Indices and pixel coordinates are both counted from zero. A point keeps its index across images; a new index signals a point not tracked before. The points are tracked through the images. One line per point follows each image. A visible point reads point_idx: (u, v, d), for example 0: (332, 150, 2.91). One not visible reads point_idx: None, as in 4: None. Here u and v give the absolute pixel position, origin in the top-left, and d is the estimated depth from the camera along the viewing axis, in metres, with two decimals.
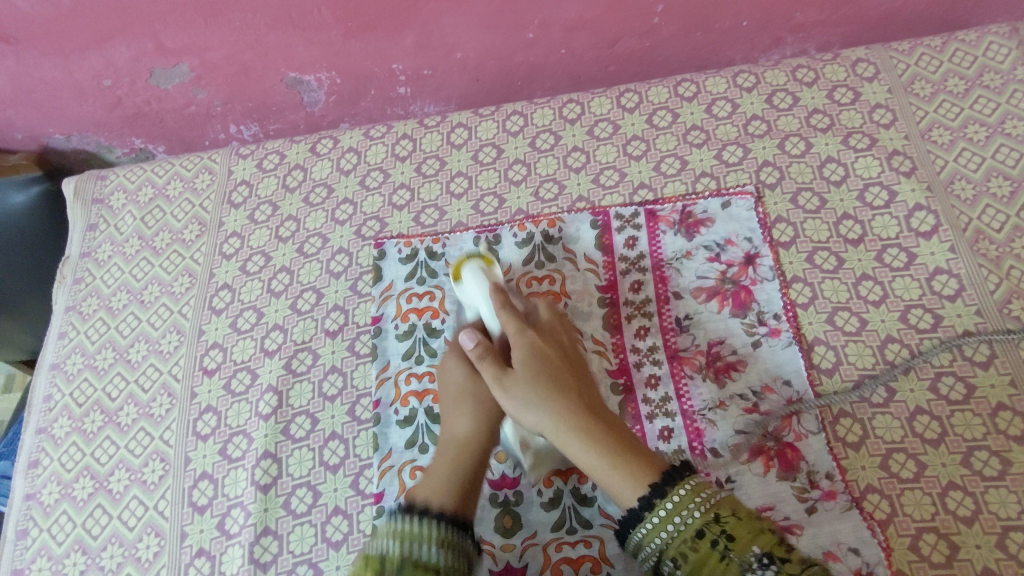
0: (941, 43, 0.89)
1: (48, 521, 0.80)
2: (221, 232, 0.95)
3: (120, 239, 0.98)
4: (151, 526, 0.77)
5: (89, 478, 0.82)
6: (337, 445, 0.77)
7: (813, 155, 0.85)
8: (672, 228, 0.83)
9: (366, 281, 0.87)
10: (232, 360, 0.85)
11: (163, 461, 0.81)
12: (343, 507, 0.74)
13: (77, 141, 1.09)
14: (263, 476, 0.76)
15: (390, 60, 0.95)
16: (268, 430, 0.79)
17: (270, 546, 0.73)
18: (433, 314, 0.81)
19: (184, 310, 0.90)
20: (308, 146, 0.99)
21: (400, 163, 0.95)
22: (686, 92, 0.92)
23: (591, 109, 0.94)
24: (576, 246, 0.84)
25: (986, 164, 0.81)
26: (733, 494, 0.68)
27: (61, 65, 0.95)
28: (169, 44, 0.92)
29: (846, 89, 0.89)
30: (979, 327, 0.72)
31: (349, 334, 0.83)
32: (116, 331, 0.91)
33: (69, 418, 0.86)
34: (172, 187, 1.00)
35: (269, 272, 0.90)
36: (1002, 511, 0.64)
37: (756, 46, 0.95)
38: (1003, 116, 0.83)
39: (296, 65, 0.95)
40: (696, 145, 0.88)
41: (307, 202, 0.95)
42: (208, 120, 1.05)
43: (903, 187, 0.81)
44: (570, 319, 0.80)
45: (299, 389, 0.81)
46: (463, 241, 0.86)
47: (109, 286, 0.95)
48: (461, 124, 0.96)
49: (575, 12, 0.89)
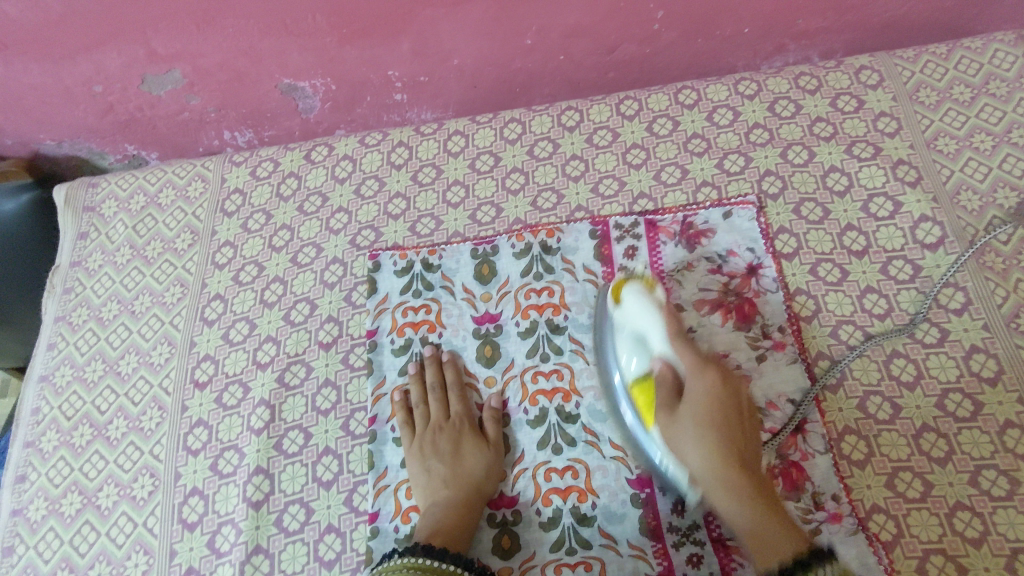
0: (946, 51, 0.88)
1: (35, 538, 0.78)
2: (214, 240, 0.94)
3: (111, 248, 0.97)
4: (140, 544, 0.75)
5: (77, 494, 0.80)
6: (330, 461, 0.75)
7: (816, 165, 0.84)
8: (672, 239, 0.81)
9: (360, 293, 0.85)
10: (223, 373, 0.83)
11: (153, 477, 0.79)
12: (336, 525, 0.72)
13: (69, 147, 1.07)
14: (255, 492, 0.75)
15: (386, 67, 0.94)
16: (259, 445, 0.77)
17: (261, 565, 0.71)
18: (430, 328, 0.81)
19: (176, 321, 0.88)
20: (303, 153, 0.97)
21: (397, 171, 0.94)
22: (687, 99, 0.91)
23: (590, 117, 0.92)
24: (575, 256, 0.82)
25: (993, 174, 0.79)
26: None
27: (51, 71, 0.93)
28: (160, 51, 0.90)
29: (849, 97, 0.87)
30: (987, 342, 0.71)
31: (343, 346, 0.82)
32: (106, 342, 0.89)
33: (57, 432, 0.84)
34: (164, 194, 0.99)
35: (262, 283, 0.88)
36: (1012, 533, 0.62)
37: (758, 52, 0.94)
38: (1010, 125, 0.82)
39: (291, 71, 0.94)
40: (697, 153, 0.87)
41: (301, 211, 0.93)
42: (202, 126, 1.04)
43: (908, 198, 0.80)
44: (570, 331, 0.78)
45: (292, 403, 0.79)
46: (461, 252, 0.85)
47: (100, 295, 0.93)
48: (457, 131, 0.95)
49: (573, 18, 0.87)
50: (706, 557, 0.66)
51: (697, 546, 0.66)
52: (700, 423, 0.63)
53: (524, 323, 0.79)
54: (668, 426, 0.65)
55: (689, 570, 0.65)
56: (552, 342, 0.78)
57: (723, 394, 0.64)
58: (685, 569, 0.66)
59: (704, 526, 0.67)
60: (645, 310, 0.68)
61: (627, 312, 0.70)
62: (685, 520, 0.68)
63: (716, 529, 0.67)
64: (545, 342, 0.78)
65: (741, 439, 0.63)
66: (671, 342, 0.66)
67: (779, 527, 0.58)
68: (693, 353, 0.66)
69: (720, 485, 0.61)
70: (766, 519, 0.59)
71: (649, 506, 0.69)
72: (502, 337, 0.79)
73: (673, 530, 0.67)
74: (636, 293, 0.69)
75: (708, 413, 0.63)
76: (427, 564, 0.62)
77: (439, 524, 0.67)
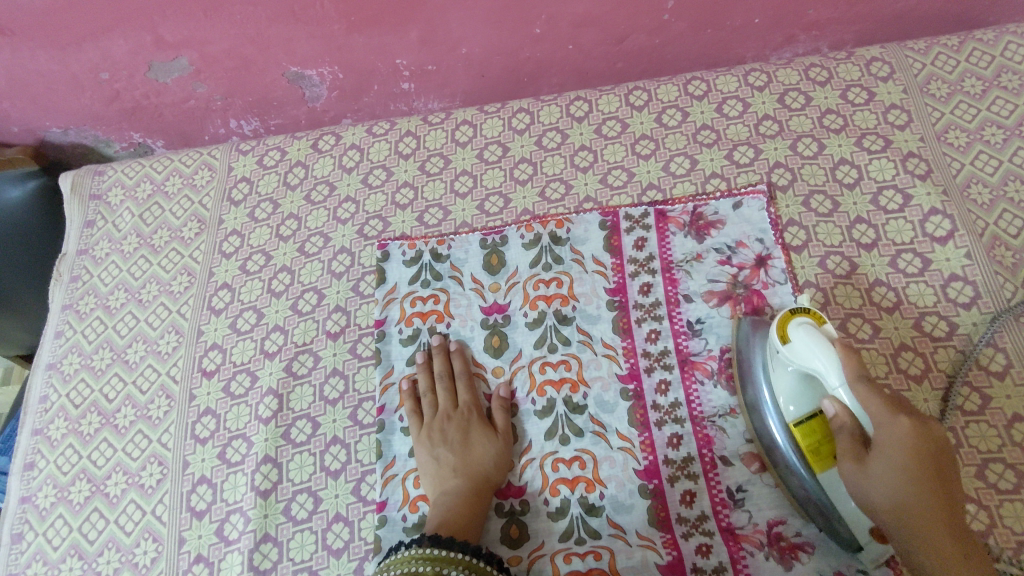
0: (958, 43, 0.87)
1: (44, 525, 0.79)
2: (221, 230, 0.93)
3: (118, 236, 0.96)
4: (149, 531, 0.76)
5: (86, 482, 0.80)
6: (338, 450, 0.76)
7: (825, 157, 0.83)
8: (682, 230, 0.81)
9: (368, 283, 0.85)
10: (231, 362, 0.83)
11: (161, 465, 0.79)
12: (344, 514, 0.73)
13: (74, 135, 1.07)
14: (263, 481, 0.75)
15: (394, 55, 0.93)
16: (268, 434, 0.77)
17: (270, 553, 0.72)
18: (438, 318, 0.81)
19: (183, 310, 0.88)
20: (310, 142, 0.97)
21: (404, 161, 0.93)
22: (696, 90, 0.90)
23: (599, 107, 0.92)
24: (584, 247, 0.82)
25: (1004, 167, 0.79)
26: (745, 504, 0.67)
27: (57, 57, 0.93)
28: (167, 37, 0.90)
29: (860, 89, 0.87)
30: (995, 335, 0.71)
31: (351, 336, 0.82)
32: (114, 330, 0.89)
33: (65, 419, 0.85)
34: (170, 183, 0.98)
35: (269, 272, 0.88)
36: (1017, 526, 0.62)
37: (768, 43, 0.93)
38: (1021, 118, 0.81)
39: (298, 60, 0.93)
40: (706, 145, 0.87)
41: (309, 200, 0.93)
42: (208, 114, 1.03)
43: (918, 191, 0.80)
44: (578, 322, 0.78)
45: (300, 392, 0.79)
46: (469, 243, 0.85)
47: (106, 284, 0.93)
48: (465, 121, 0.95)
49: (583, 7, 0.86)
50: (714, 546, 0.66)
51: (706, 536, 0.66)
52: (896, 469, 0.55)
53: (532, 314, 0.79)
54: (856, 473, 0.57)
55: (697, 559, 0.65)
56: (560, 333, 0.78)
57: (915, 437, 0.56)
58: (694, 558, 0.66)
59: (712, 515, 0.67)
60: (819, 350, 0.60)
61: (795, 349, 0.61)
62: (694, 511, 0.68)
63: (724, 519, 0.67)
64: (553, 333, 0.78)
65: (931, 499, 0.55)
66: (849, 384, 0.58)
67: (951, 539, 0.53)
68: (879, 396, 0.57)
69: (910, 525, 0.54)
70: (960, 557, 0.52)
71: (657, 497, 0.69)
72: (511, 328, 0.79)
73: (682, 521, 0.67)
74: (806, 331, 0.61)
75: (904, 460, 0.55)
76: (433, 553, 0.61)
77: (451, 511, 0.67)
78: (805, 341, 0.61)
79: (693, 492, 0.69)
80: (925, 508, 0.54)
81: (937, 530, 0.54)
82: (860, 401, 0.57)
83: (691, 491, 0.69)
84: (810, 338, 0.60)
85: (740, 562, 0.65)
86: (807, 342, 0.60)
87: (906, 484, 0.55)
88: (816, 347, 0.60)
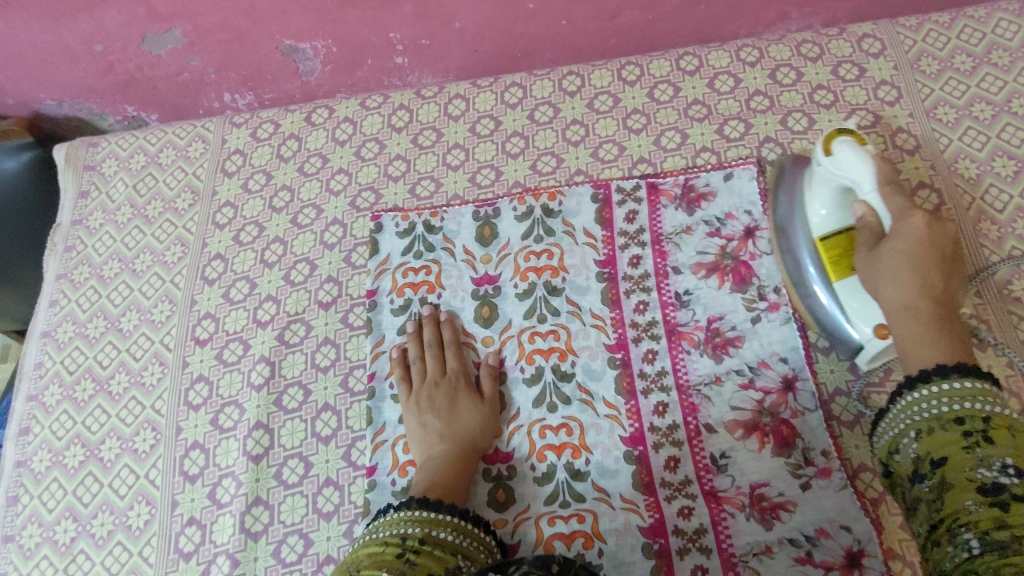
0: (949, 20, 0.88)
1: (39, 488, 0.80)
2: (214, 201, 0.94)
3: (112, 208, 0.97)
4: (142, 494, 0.77)
5: (80, 447, 0.81)
6: (329, 417, 0.77)
7: (815, 132, 0.84)
8: (673, 203, 0.82)
9: (361, 254, 0.86)
10: (223, 331, 0.84)
11: (155, 431, 0.80)
12: (334, 478, 0.74)
13: (69, 107, 1.07)
14: (255, 446, 0.76)
15: (387, 29, 0.93)
16: (259, 401, 0.78)
17: (261, 516, 0.73)
18: (429, 289, 0.82)
19: (177, 280, 0.89)
20: (303, 116, 0.97)
21: (397, 134, 0.94)
22: (688, 66, 0.91)
23: (592, 82, 0.92)
24: (575, 219, 0.83)
25: (992, 143, 0.80)
26: (728, 470, 0.68)
27: (50, 28, 0.93)
28: (160, 9, 0.90)
29: (851, 65, 0.87)
30: (978, 308, 0.72)
31: (342, 305, 0.83)
32: (108, 299, 0.90)
33: (59, 386, 0.85)
34: (164, 155, 0.99)
35: (262, 243, 0.89)
36: None
37: (760, 20, 0.94)
38: (1011, 94, 0.82)
39: (292, 32, 0.93)
40: (697, 120, 0.87)
41: (302, 172, 0.93)
42: (202, 87, 1.03)
43: (906, 166, 0.80)
44: (567, 292, 0.79)
45: (292, 360, 0.80)
46: (461, 215, 0.85)
47: (100, 254, 0.94)
48: (458, 96, 0.95)
49: None
50: (696, 510, 0.67)
51: (689, 499, 0.68)
52: (898, 280, 0.59)
53: (522, 285, 0.80)
54: (869, 262, 0.62)
55: (680, 522, 0.67)
56: (549, 304, 0.79)
57: (935, 238, 0.59)
58: (676, 521, 0.67)
59: (696, 480, 0.68)
60: (858, 161, 0.64)
61: (836, 163, 0.66)
62: (677, 476, 0.69)
63: (707, 483, 0.68)
64: (542, 304, 0.79)
65: (941, 288, 0.58)
66: (881, 187, 0.62)
67: (950, 352, 0.54)
68: (903, 197, 0.61)
69: (910, 319, 0.57)
70: (945, 341, 0.55)
71: (642, 463, 0.70)
72: (501, 299, 0.80)
73: (665, 485, 0.69)
74: (849, 148, 0.65)
75: (910, 256, 0.58)
76: (420, 515, 0.62)
77: (438, 475, 0.68)
78: (847, 155, 0.65)
79: (677, 458, 0.70)
80: (924, 257, 0.58)
81: (942, 343, 0.55)
82: (890, 209, 0.61)
83: (675, 457, 0.70)
84: (851, 153, 0.65)
85: (721, 525, 0.66)
86: (846, 156, 0.65)
87: (919, 273, 0.58)
88: (857, 160, 0.64)
